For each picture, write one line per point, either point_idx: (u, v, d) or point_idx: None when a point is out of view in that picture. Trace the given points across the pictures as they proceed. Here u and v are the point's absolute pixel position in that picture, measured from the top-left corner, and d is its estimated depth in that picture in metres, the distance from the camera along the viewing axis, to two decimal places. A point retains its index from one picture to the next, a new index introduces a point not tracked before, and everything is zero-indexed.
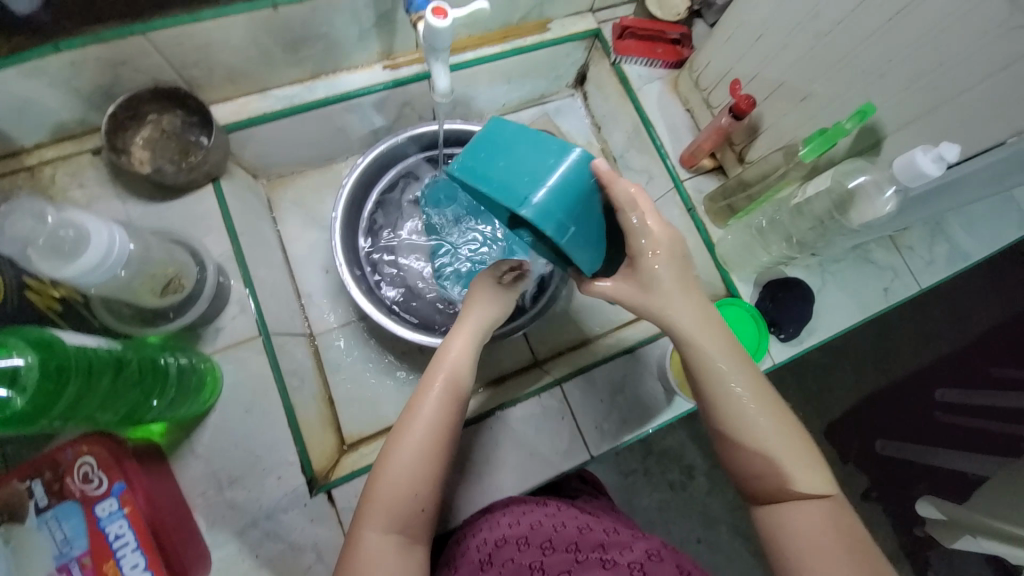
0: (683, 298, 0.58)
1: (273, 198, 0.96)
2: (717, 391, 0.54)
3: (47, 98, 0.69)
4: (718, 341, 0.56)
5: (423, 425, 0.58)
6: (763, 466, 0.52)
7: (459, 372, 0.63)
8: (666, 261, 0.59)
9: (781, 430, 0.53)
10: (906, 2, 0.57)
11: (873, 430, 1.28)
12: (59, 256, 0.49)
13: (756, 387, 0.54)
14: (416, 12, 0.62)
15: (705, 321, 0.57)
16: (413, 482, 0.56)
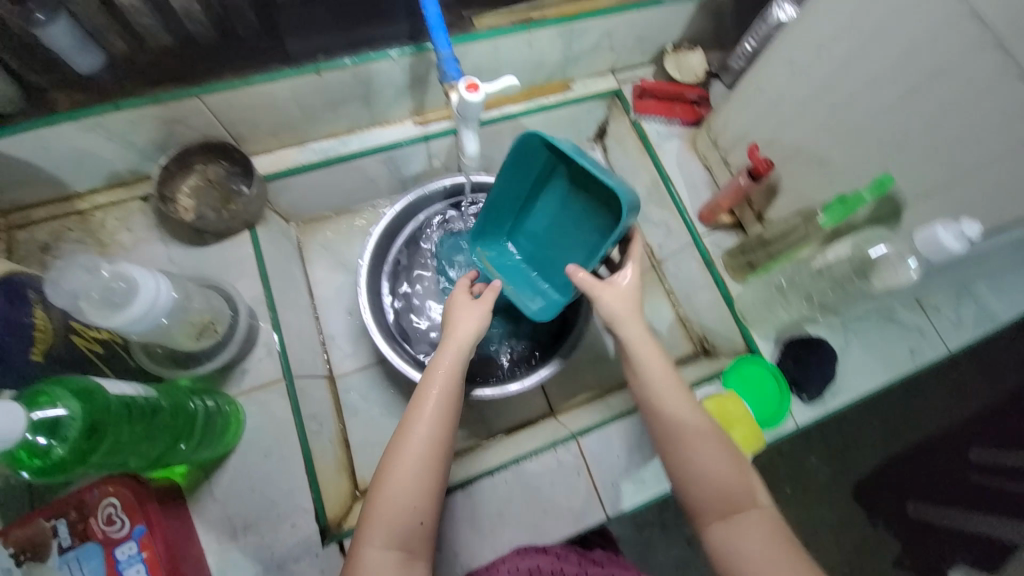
0: (637, 328, 0.69)
1: (304, 241, 1.00)
2: (660, 415, 0.65)
3: (105, 151, 0.74)
4: (663, 371, 0.67)
5: (418, 441, 0.60)
6: (706, 482, 0.60)
7: (448, 387, 0.64)
8: (619, 300, 0.70)
9: (718, 452, 0.62)
10: (918, 83, 0.59)
11: (902, 491, 1.22)
12: (112, 307, 0.52)
13: (695, 411, 0.65)
14: (450, 82, 0.65)
15: (656, 355, 0.67)
16: (411, 497, 0.58)
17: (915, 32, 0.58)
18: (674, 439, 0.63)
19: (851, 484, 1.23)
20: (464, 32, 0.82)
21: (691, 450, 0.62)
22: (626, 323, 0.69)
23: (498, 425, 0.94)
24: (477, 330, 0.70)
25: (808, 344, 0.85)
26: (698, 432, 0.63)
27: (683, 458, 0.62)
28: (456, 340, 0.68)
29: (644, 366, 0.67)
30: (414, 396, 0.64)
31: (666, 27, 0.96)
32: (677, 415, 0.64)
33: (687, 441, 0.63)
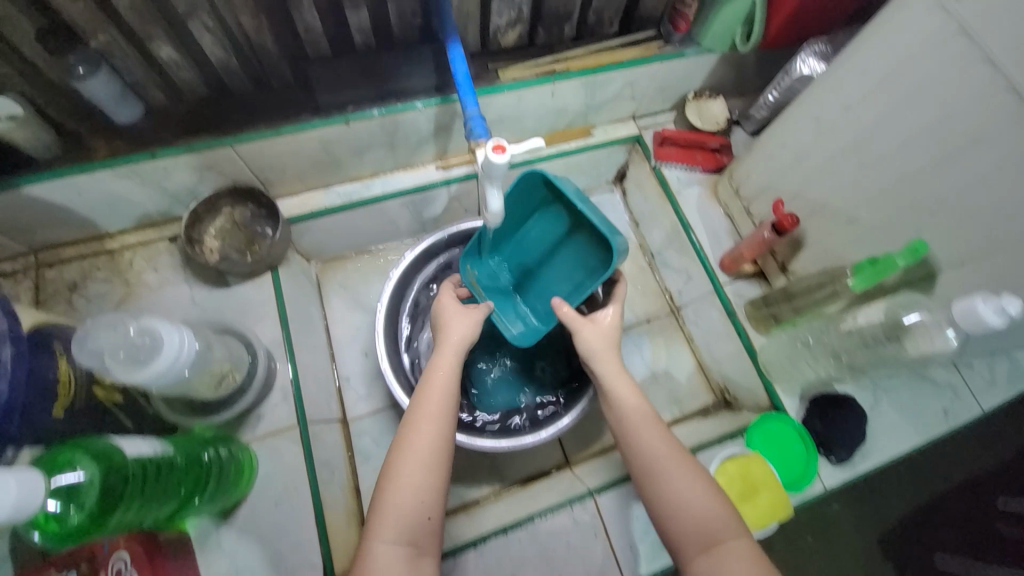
0: (613, 364, 0.69)
1: (323, 279, 1.01)
2: (636, 448, 0.64)
3: (137, 195, 0.76)
4: (637, 406, 0.66)
5: (423, 438, 0.61)
6: (684, 512, 0.59)
7: (449, 387, 0.65)
8: (595, 332, 0.71)
9: (700, 482, 0.61)
10: (954, 151, 0.58)
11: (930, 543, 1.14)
12: (138, 363, 0.52)
13: (670, 445, 0.63)
14: (476, 140, 0.67)
15: (632, 391, 0.67)
16: (419, 492, 0.59)
17: (948, 102, 0.57)
18: (650, 470, 0.62)
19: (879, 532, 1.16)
20: (490, 84, 0.83)
21: (669, 478, 0.61)
22: (603, 359, 0.70)
23: (510, 473, 0.92)
24: (470, 334, 0.71)
25: (835, 403, 0.82)
26: (674, 463, 0.62)
27: (661, 489, 0.61)
28: (452, 343, 0.69)
29: (621, 400, 0.67)
30: (414, 398, 0.65)
31: (688, 77, 0.96)
32: (652, 447, 0.63)
33: (662, 472, 0.61)
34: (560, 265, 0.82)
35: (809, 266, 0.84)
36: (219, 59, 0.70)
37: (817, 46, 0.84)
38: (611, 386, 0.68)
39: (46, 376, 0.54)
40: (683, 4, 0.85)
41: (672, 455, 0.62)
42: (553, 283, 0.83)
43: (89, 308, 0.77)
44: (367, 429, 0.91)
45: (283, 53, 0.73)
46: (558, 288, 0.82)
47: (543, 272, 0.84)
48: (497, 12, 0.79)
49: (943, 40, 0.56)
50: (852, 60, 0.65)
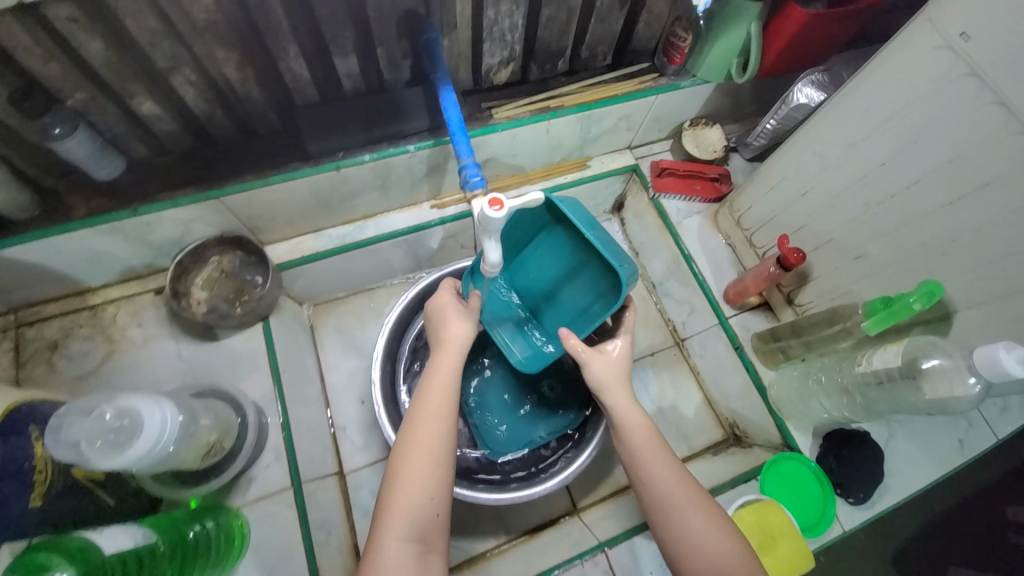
0: (621, 398, 0.65)
1: (316, 323, 0.98)
2: (649, 483, 0.61)
3: (119, 250, 0.73)
4: (648, 438, 0.63)
5: (428, 438, 0.58)
6: (698, 553, 0.57)
7: (453, 384, 0.62)
8: (605, 361, 0.66)
9: (712, 518, 0.58)
10: (967, 191, 0.58)
11: (944, 563, 1.11)
12: (118, 447, 0.49)
13: (683, 481, 0.60)
14: (472, 190, 0.65)
15: (642, 420, 0.64)
16: (427, 489, 0.56)
17: (958, 140, 0.56)
18: (665, 506, 0.59)
19: (893, 547, 1.13)
20: (484, 123, 0.81)
21: (684, 517, 0.58)
22: (613, 393, 0.65)
23: (517, 524, 0.89)
24: (469, 329, 0.67)
25: (851, 441, 0.80)
26: (688, 502, 0.59)
27: (675, 523, 0.58)
28: (452, 340, 0.66)
29: (631, 431, 0.63)
30: (416, 395, 0.62)
31: (683, 107, 0.95)
32: (665, 484, 0.60)
33: (676, 508, 0.59)
34: (571, 289, 0.76)
35: (818, 300, 0.81)
36: (202, 110, 0.68)
37: (813, 75, 0.82)
38: (620, 412, 0.64)
39: (21, 461, 0.51)
40: (678, 38, 0.83)
41: (687, 493, 0.60)
42: (562, 307, 0.78)
43: (70, 368, 0.74)
44: (366, 481, 0.87)
45: (270, 101, 0.71)
46: (568, 313, 0.77)
47: (552, 296, 0.79)
48: (489, 52, 0.77)
49: (950, 79, 0.55)
50: (855, 95, 0.65)
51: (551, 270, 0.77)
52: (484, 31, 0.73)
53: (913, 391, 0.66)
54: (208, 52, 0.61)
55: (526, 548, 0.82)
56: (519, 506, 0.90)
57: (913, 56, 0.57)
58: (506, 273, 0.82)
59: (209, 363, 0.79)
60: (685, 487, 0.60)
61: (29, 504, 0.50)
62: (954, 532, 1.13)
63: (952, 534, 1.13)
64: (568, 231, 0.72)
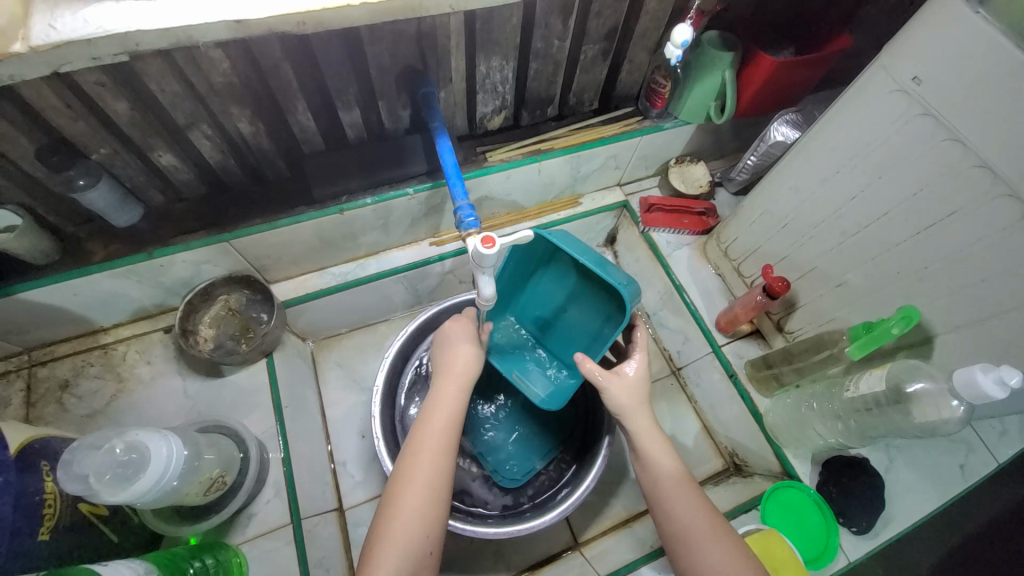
0: (642, 420, 0.67)
1: (319, 358, 1.01)
2: (669, 514, 0.61)
3: (132, 290, 0.77)
4: (668, 464, 0.64)
5: (427, 470, 0.59)
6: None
7: (454, 415, 0.64)
8: (624, 384, 0.68)
9: (728, 549, 0.58)
10: (933, 221, 0.61)
11: None
12: (125, 481, 0.51)
13: (702, 507, 0.61)
14: (467, 229, 0.70)
15: (663, 447, 0.65)
16: (422, 523, 0.57)
17: (919, 173, 0.61)
18: (683, 536, 0.60)
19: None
20: (478, 166, 0.87)
21: (701, 550, 0.58)
22: (634, 416, 0.67)
23: (517, 561, 0.87)
24: (471, 359, 0.69)
25: (851, 468, 0.79)
26: (708, 532, 0.59)
27: (692, 553, 0.59)
28: (455, 371, 0.68)
29: (653, 458, 0.64)
30: (417, 426, 0.64)
31: (668, 145, 1.01)
32: (683, 515, 0.60)
33: (694, 539, 0.59)
34: (579, 316, 0.79)
35: (806, 326, 0.84)
36: (216, 159, 0.73)
37: (789, 115, 0.88)
38: (640, 438, 0.66)
39: (31, 494, 0.52)
40: (658, 84, 0.89)
41: (710, 524, 0.60)
42: (571, 333, 0.81)
43: (79, 407, 0.76)
44: (365, 516, 0.87)
45: (279, 150, 0.77)
46: (580, 338, 0.80)
47: (561, 325, 0.82)
48: (483, 102, 0.83)
49: (907, 119, 0.60)
50: (822, 134, 0.70)
51: (559, 300, 0.80)
52: (477, 83, 0.79)
53: (903, 417, 0.67)
54: (224, 109, 0.67)
55: None
56: (520, 540, 0.89)
57: (872, 98, 0.62)
58: (512, 311, 0.85)
59: (214, 399, 0.81)
60: (706, 516, 0.60)
61: (37, 538, 0.52)
62: (967, 562, 1.10)
63: (967, 566, 1.10)
64: (567, 261, 0.75)
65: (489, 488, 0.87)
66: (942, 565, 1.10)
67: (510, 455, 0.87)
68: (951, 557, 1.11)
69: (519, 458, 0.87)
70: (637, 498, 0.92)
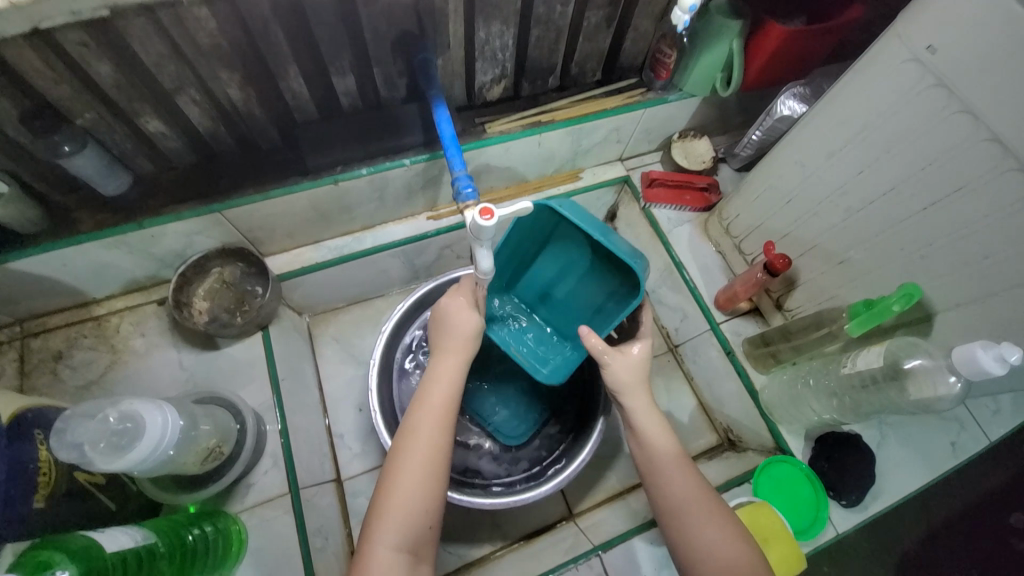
0: (639, 400, 0.66)
1: (316, 332, 1.00)
2: (663, 487, 0.61)
3: (123, 261, 0.75)
4: (665, 444, 0.63)
5: (425, 448, 0.59)
6: (710, 562, 0.57)
7: (451, 393, 0.64)
8: (625, 361, 0.67)
9: (721, 523, 0.59)
10: (941, 196, 0.60)
11: (946, 566, 1.11)
12: (120, 450, 0.51)
13: (695, 483, 0.61)
14: (464, 201, 0.68)
15: (658, 423, 0.65)
16: (421, 499, 0.57)
17: (929, 147, 0.59)
18: (676, 510, 0.60)
19: (892, 556, 1.12)
20: (477, 137, 0.84)
21: (695, 526, 0.59)
22: (631, 395, 0.66)
23: (513, 530, 0.89)
24: (469, 334, 0.68)
25: (843, 444, 0.80)
26: (702, 509, 0.60)
27: (683, 525, 0.59)
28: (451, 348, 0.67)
29: (647, 434, 0.64)
30: (415, 404, 0.63)
31: (672, 119, 0.98)
32: (678, 492, 0.61)
33: (688, 515, 0.60)
34: (583, 289, 0.78)
35: (805, 304, 0.84)
36: (205, 127, 0.71)
37: (796, 88, 0.86)
38: (637, 416, 0.65)
39: (26, 461, 0.52)
40: (664, 54, 0.86)
41: (702, 498, 0.60)
42: (573, 308, 0.81)
43: (74, 378, 0.75)
44: (363, 487, 0.88)
45: (271, 118, 0.75)
46: (583, 313, 0.80)
47: (563, 298, 0.81)
48: (481, 70, 0.80)
49: (918, 90, 0.58)
50: (829, 107, 0.68)
51: (563, 272, 0.78)
52: (476, 50, 0.76)
53: (898, 394, 0.68)
54: (212, 73, 0.64)
55: (519, 556, 0.82)
56: (515, 511, 0.91)
57: (886, 68, 0.60)
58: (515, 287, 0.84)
59: (210, 372, 0.81)
60: (699, 493, 0.61)
61: (32, 504, 0.52)
62: (952, 539, 1.13)
63: (952, 540, 1.13)
64: (572, 233, 0.73)
65: (495, 458, 0.90)
66: (928, 541, 1.13)
67: (508, 429, 0.88)
68: (936, 526, 1.14)
69: (521, 428, 0.88)
70: (632, 471, 0.93)
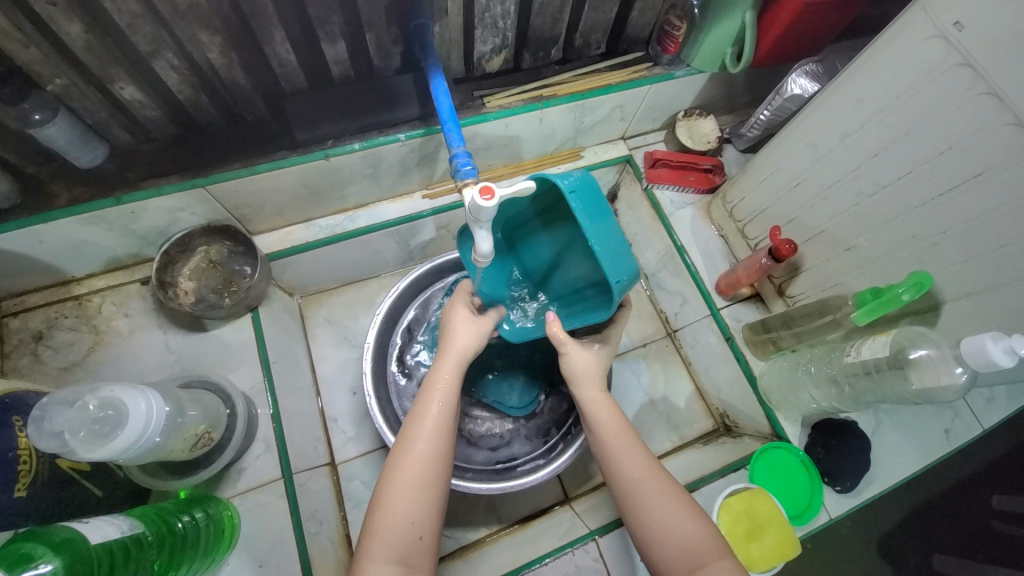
0: (594, 388, 0.66)
1: (307, 314, 0.98)
2: (616, 471, 0.60)
3: (103, 239, 0.72)
4: (618, 424, 0.63)
5: (417, 456, 0.56)
6: (672, 544, 0.55)
7: (448, 400, 0.60)
8: (575, 348, 0.66)
9: (680, 508, 0.57)
10: (958, 182, 0.58)
11: (927, 544, 1.13)
12: (102, 438, 0.49)
13: (649, 466, 0.59)
14: (463, 178, 0.64)
15: (611, 411, 0.64)
16: (410, 509, 0.54)
17: (948, 131, 0.57)
18: (633, 496, 0.58)
19: (875, 536, 1.15)
20: (475, 112, 0.81)
21: (653, 509, 0.57)
22: (585, 383, 0.66)
23: (508, 513, 0.89)
24: (473, 338, 0.64)
25: (840, 431, 0.80)
26: (656, 492, 0.58)
27: (640, 509, 0.57)
28: (450, 348, 0.63)
29: (599, 422, 0.63)
30: (411, 412, 0.60)
31: (678, 96, 0.94)
32: (633, 472, 0.59)
33: (646, 495, 0.58)
34: (578, 262, 0.67)
35: (808, 291, 0.83)
36: (186, 95, 0.67)
37: (808, 65, 0.81)
38: (591, 402, 0.65)
39: (4, 451, 0.52)
40: (672, 26, 0.83)
41: (656, 483, 0.58)
42: (563, 283, 0.72)
43: (56, 359, 0.72)
44: (359, 471, 0.87)
45: (257, 87, 0.70)
46: (569, 292, 0.71)
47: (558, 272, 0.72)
48: (481, 39, 0.76)
49: (941, 70, 0.55)
50: (847, 85, 0.65)
51: (564, 233, 0.67)
52: (475, 17, 0.72)
53: (899, 382, 0.67)
54: (192, 36, 0.60)
55: (511, 541, 0.82)
56: (511, 494, 0.91)
57: (908, 44, 0.57)
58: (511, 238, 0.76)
59: (198, 353, 0.78)
60: (654, 476, 0.59)
61: (14, 494, 0.51)
62: (935, 517, 1.15)
63: (935, 517, 1.15)
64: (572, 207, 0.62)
65: (524, 436, 0.88)
66: (909, 522, 1.15)
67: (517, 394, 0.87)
68: (920, 505, 1.16)
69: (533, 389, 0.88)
70: None
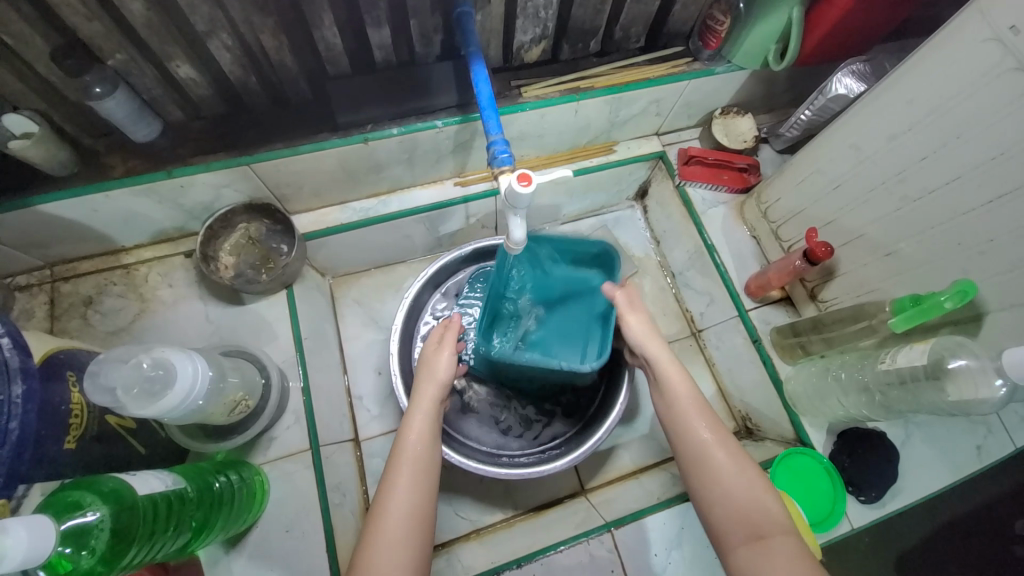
0: (660, 348, 0.67)
1: (337, 294, 1.00)
2: (680, 430, 0.62)
3: (153, 211, 0.75)
4: (685, 387, 0.64)
5: (397, 503, 0.57)
6: (731, 505, 0.56)
7: (425, 445, 0.62)
8: (634, 315, 0.69)
9: (741, 473, 0.58)
10: (1011, 188, 0.56)
11: (949, 566, 1.10)
12: (152, 396, 0.53)
13: (715, 428, 0.61)
14: (499, 166, 0.64)
15: (680, 372, 0.65)
16: (392, 557, 0.54)
17: (1002, 135, 0.55)
18: (696, 457, 0.60)
19: (895, 554, 1.12)
20: (512, 101, 0.81)
21: (715, 471, 0.58)
22: (649, 343, 0.67)
23: (523, 501, 0.90)
24: (442, 379, 0.67)
25: (867, 441, 0.78)
26: (721, 450, 0.60)
27: (704, 468, 0.59)
28: (428, 389, 0.66)
29: (671, 382, 0.65)
30: (391, 456, 0.61)
31: (716, 93, 0.92)
32: (698, 433, 0.61)
33: (706, 458, 0.59)
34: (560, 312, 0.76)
35: (841, 296, 0.81)
36: (236, 75, 0.69)
37: (855, 65, 0.79)
38: (661, 357, 0.66)
39: (58, 403, 0.54)
40: (715, 21, 0.81)
41: (722, 441, 0.60)
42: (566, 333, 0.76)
43: (104, 323, 0.77)
44: (380, 449, 0.89)
45: (302, 69, 0.72)
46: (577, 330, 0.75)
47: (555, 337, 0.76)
48: (522, 29, 0.76)
49: (998, 73, 0.53)
50: (896, 85, 0.63)
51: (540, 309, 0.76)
52: (517, 7, 0.72)
53: (934, 394, 0.66)
54: (245, 18, 0.62)
55: (528, 526, 0.83)
56: (527, 483, 0.92)
57: (963, 45, 0.55)
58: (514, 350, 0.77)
59: (235, 326, 0.81)
60: (719, 434, 0.61)
61: (64, 445, 0.54)
62: (959, 539, 1.12)
63: (959, 540, 1.12)
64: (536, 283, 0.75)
65: (559, 416, 0.89)
66: (930, 543, 1.12)
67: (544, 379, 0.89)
68: (943, 526, 1.13)
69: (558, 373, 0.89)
70: (646, 452, 0.94)
